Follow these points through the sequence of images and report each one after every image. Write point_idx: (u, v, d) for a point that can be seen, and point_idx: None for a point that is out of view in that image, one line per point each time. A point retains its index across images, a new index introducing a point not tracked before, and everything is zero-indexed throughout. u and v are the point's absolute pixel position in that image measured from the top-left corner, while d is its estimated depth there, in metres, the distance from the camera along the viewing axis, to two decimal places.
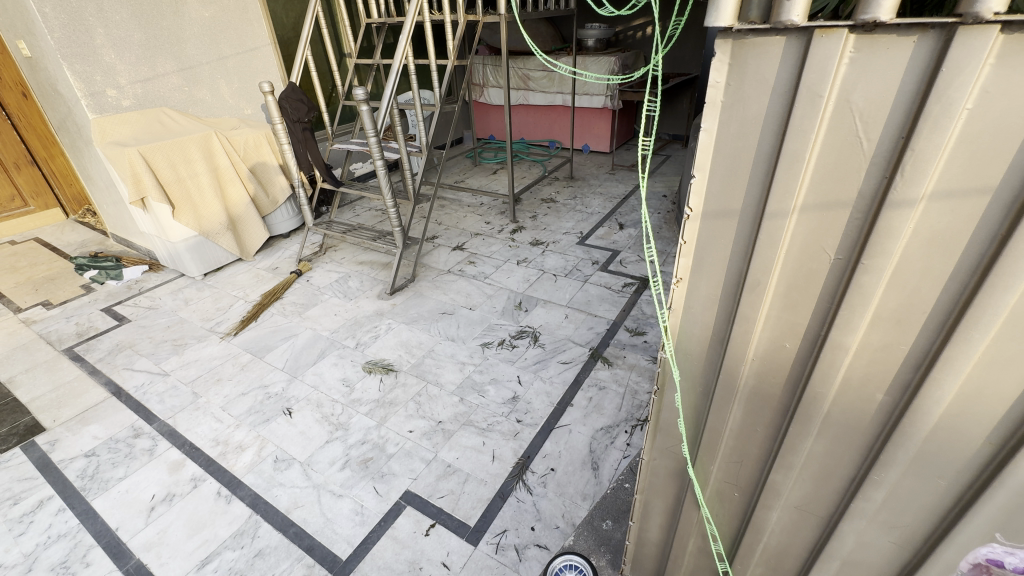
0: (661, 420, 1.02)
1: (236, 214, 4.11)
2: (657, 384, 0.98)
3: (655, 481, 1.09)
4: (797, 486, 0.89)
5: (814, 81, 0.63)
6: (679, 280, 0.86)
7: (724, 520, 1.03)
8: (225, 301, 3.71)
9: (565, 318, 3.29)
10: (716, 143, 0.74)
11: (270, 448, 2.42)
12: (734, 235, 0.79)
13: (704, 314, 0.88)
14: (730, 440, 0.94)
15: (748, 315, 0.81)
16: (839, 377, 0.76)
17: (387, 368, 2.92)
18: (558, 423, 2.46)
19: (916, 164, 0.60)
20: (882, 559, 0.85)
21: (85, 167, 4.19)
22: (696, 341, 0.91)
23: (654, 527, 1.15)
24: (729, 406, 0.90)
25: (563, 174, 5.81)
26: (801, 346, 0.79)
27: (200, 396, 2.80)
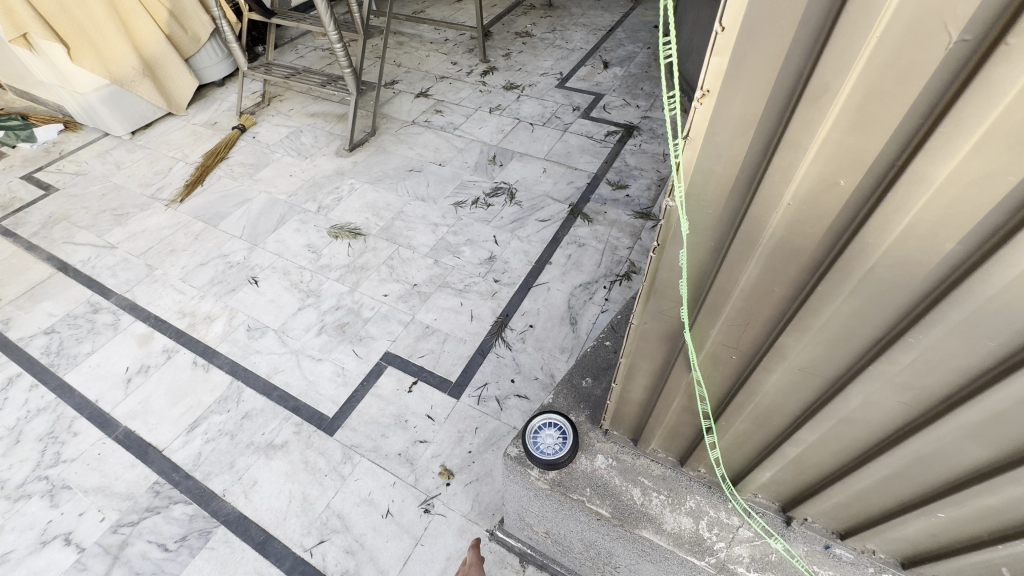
0: (656, 282, 0.77)
1: (151, 57, 3.45)
2: (658, 239, 0.71)
3: (643, 345, 0.88)
4: (807, 351, 0.68)
5: None
6: (706, 93, 0.55)
7: (718, 385, 0.83)
8: (163, 164, 3.30)
9: (544, 173, 3.05)
10: None
11: (241, 317, 2.35)
12: (801, 17, 0.47)
13: (733, 144, 0.58)
14: (738, 305, 0.71)
15: (796, 143, 0.53)
16: (903, 221, 0.52)
17: (354, 233, 2.73)
18: (536, 281, 2.42)
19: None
20: (862, 435, 0.71)
21: None
22: (714, 185, 0.63)
23: (638, 389, 0.96)
24: (743, 261, 0.66)
25: (540, 0, 4.96)
26: (861, 184, 0.53)
27: (156, 268, 2.62)
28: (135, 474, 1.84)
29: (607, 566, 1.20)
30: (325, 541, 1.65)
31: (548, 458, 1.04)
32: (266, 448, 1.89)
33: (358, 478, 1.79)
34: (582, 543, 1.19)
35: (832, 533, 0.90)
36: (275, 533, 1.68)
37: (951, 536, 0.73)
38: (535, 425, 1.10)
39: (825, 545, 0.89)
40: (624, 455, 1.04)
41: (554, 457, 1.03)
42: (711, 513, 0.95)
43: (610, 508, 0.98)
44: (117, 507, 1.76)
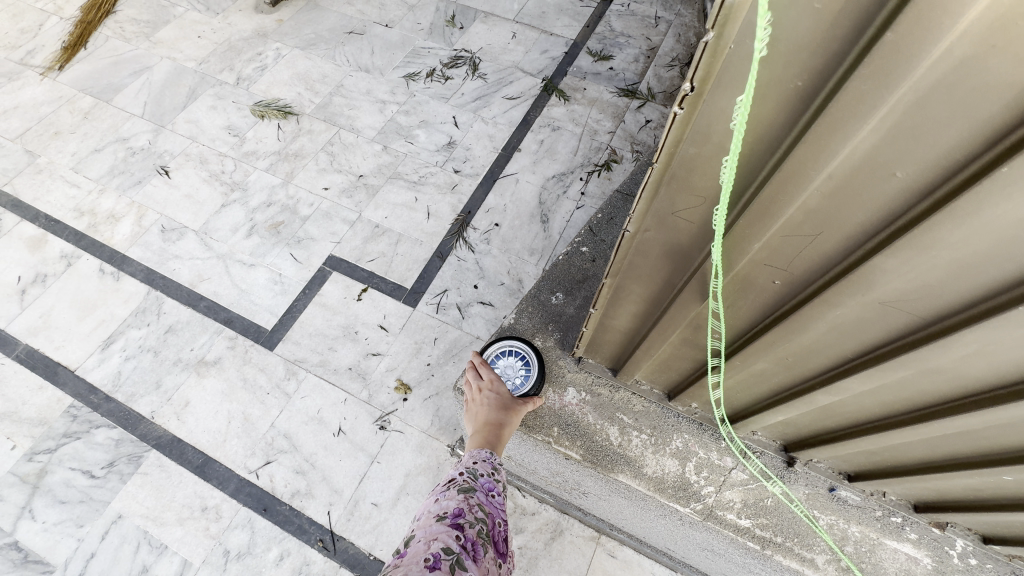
0: (675, 163, 0.53)
1: None
2: (694, 82, 0.44)
3: (639, 261, 0.69)
4: (908, 274, 0.51)
5: None
6: None
7: (744, 310, 0.68)
8: (30, 19, 2.60)
9: (513, 38, 2.53)
10: None
11: (152, 216, 1.98)
12: None
13: None
14: (810, 198, 0.50)
15: None
16: None
17: (284, 112, 2.27)
18: (503, 172, 2.09)
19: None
20: (946, 387, 0.60)
21: None
22: None
23: (623, 315, 0.84)
24: (846, 136, 0.43)
25: None
26: None
27: (40, 156, 2.14)
28: (45, 398, 1.62)
29: (574, 491, 1.12)
30: (271, 462, 1.52)
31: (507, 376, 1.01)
32: (196, 365, 1.67)
33: (304, 396, 1.62)
34: (548, 470, 1.09)
35: (838, 475, 0.92)
36: (215, 455, 1.54)
37: (996, 492, 0.70)
38: (493, 352, 1.05)
39: (829, 488, 0.91)
40: (600, 387, 1.01)
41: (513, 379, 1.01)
42: (700, 455, 0.95)
43: (580, 445, 0.96)
44: (30, 434, 1.56)
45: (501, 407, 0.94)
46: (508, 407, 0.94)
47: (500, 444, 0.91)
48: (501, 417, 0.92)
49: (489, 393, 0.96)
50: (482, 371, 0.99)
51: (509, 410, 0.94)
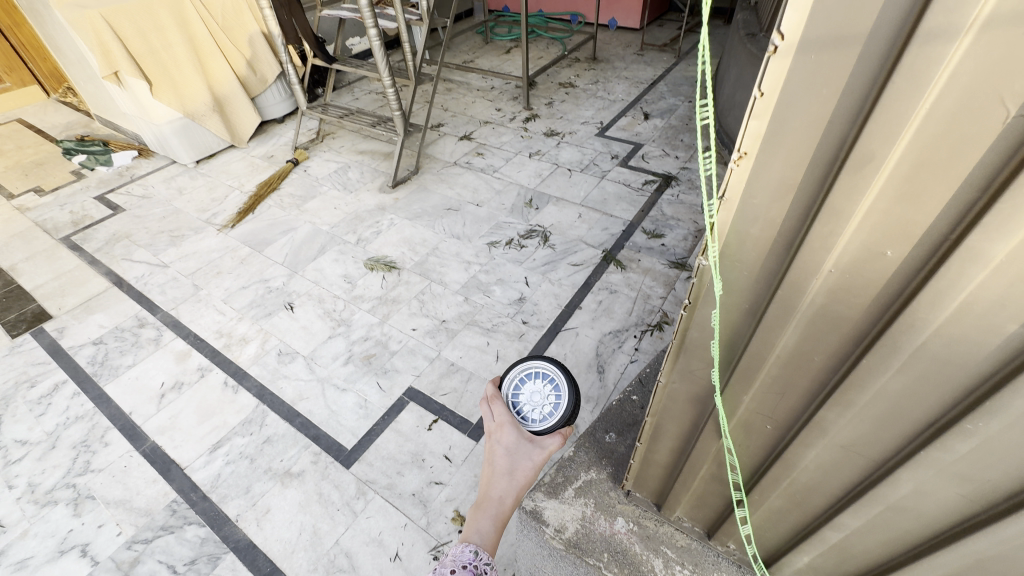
0: (685, 339, 0.77)
1: (223, 95, 3.77)
2: (689, 297, 0.70)
3: (671, 404, 0.89)
4: (850, 426, 0.63)
5: None
6: (744, 154, 0.54)
7: (749, 452, 0.81)
8: (220, 191, 3.53)
9: (579, 217, 3.07)
10: None
11: (274, 342, 2.41)
12: (848, 83, 0.45)
13: (769, 207, 0.57)
14: (773, 370, 0.68)
15: (837, 204, 0.50)
16: (959, 295, 0.46)
17: (389, 266, 2.80)
18: (565, 325, 2.39)
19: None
20: (922, 531, 0.65)
21: (50, 36, 3.75)
22: (752, 245, 0.61)
23: (663, 449, 0.99)
24: (780, 328, 0.63)
25: (585, 54, 5.19)
26: (911, 253, 0.48)
27: (202, 288, 2.75)
28: (155, 491, 1.87)
29: None
30: None
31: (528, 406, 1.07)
32: (283, 475, 1.89)
33: (369, 516, 1.75)
34: None
35: None
36: (281, 566, 1.65)
37: None
38: (524, 390, 1.11)
39: None
40: (647, 519, 1.11)
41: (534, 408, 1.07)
42: None
43: (627, 573, 1.03)
44: (134, 523, 1.77)
45: (505, 475, 0.92)
46: (513, 472, 0.93)
47: (495, 525, 0.89)
48: (504, 486, 0.91)
49: (496, 450, 0.95)
50: (491, 420, 0.99)
51: (513, 478, 0.92)
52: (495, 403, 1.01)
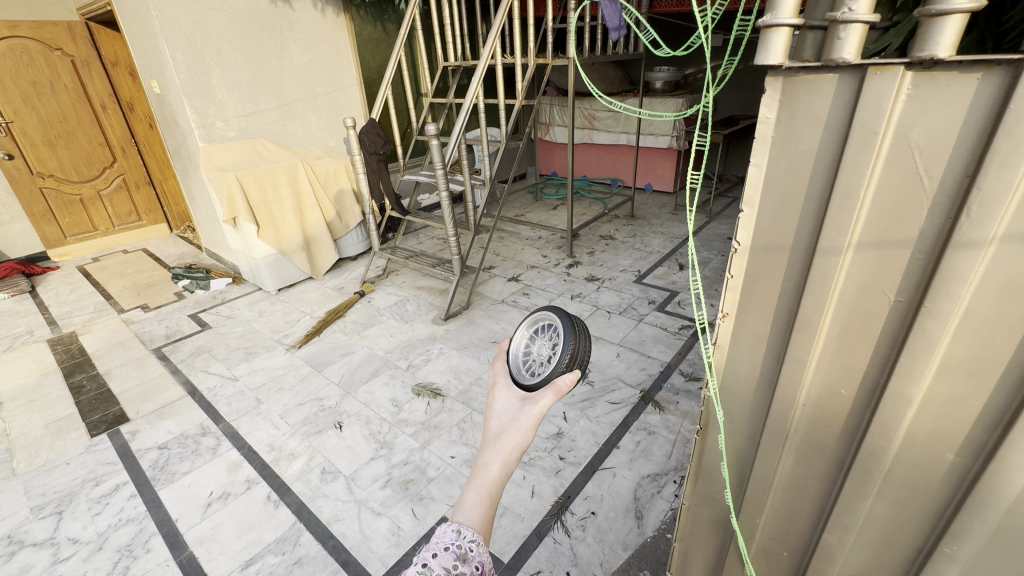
0: (704, 460, 1.10)
1: (312, 236, 4.46)
2: (702, 424, 1.06)
3: (696, 521, 1.19)
4: (865, 532, 0.90)
5: (869, 119, 0.67)
6: (725, 316, 0.94)
7: (770, 556, 1.08)
8: (294, 316, 3.99)
9: (617, 356, 3.21)
10: (765, 177, 0.80)
11: (319, 459, 2.52)
12: (785, 269, 0.84)
13: (751, 355, 0.95)
14: (779, 485, 1.00)
15: (799, 359, 0.86)
16: (902, 434, 0.79)
17: (434, 392, 2.97)
18: (602, 464, 2.38)
19: (990, 197, 0.62)
20: None
21: (191, 188, 4.72)
22: (743, 384, 0.98)
23: (697, 559, 1.23)
24: (778, 452, 0.96)
25: (624, 212, 5.83)
26: (855, 395, 0.84)
27: (263, 402, 2.98)
28: None
29: None
30: None
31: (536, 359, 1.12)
32: None
33: None
34: None
35: None
36: None
37: None
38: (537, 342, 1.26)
39: None
40: None
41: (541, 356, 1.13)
42: None
43: None
44: None
45: (493, 440, 0.91)
46: (501, 435, 0.91)
47: (480, 501, 0.86)
48: (491, 450, 0.89)
49: (492, 417, 0.97)
50: (492, 391, 1.03)
51: (501, 443, 0.90)
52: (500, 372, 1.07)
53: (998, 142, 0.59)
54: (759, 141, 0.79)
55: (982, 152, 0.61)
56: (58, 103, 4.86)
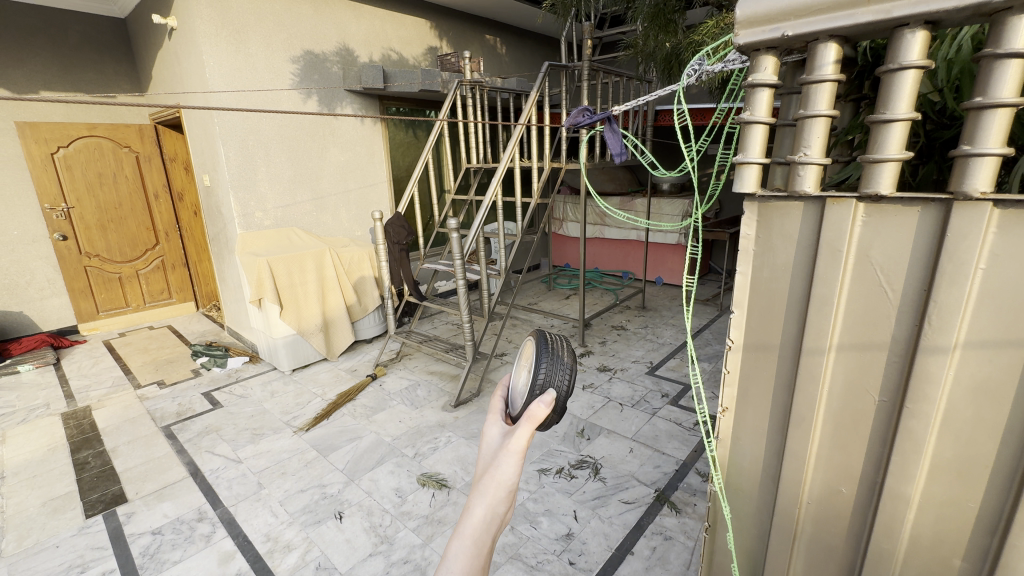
0: (715, 555, 1.37)
1: (331, 318, 4.61)
2: (713, 521, 1.35)
3: None
4: None
5: (834, 239, 1.02)
6: (725, 409, 1.27)
7: None
8: (306, 397, 4.00)
9: (629, 452, 3.08)
10: (753, 280, 1.16)
11: (315, 553, 2.39)
12: (776, 363, 1.17)
13: (750, 450, 1.26)
14: None
15: (801, 457, 1.15)
16: (909, 534, 1.04)
17: (440, 483, 2.86)
18: (614, 573, 2.20)
19: (942, 311, 0.93)
20: None
21: (223, 270, 5.00)
22: (746, 481, 1.28)
23: None
24: (788, 549, 1.22)
25: (636, 303, 5.93)
26: (853, 492, 1.11)
27: (263, 487, 2.89)
28: None
29: None
30: None
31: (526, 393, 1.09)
32: None
33: None
34: None
35: None
36: None
37: None
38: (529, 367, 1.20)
39: None
40: None
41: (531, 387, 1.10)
42: None
43: None
44: None
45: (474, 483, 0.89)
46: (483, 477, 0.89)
47: (465, 548, 0.82)
48: (474, 493, 0.87)
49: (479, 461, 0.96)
50: (481, 435, 1.02)
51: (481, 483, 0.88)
52: (491, 413, 1.06)
53: (938, 271, 0.92)
54: (746, 251, 1.16)
55: (929, 285, 0.94)
56: (117, 191, 5.37)
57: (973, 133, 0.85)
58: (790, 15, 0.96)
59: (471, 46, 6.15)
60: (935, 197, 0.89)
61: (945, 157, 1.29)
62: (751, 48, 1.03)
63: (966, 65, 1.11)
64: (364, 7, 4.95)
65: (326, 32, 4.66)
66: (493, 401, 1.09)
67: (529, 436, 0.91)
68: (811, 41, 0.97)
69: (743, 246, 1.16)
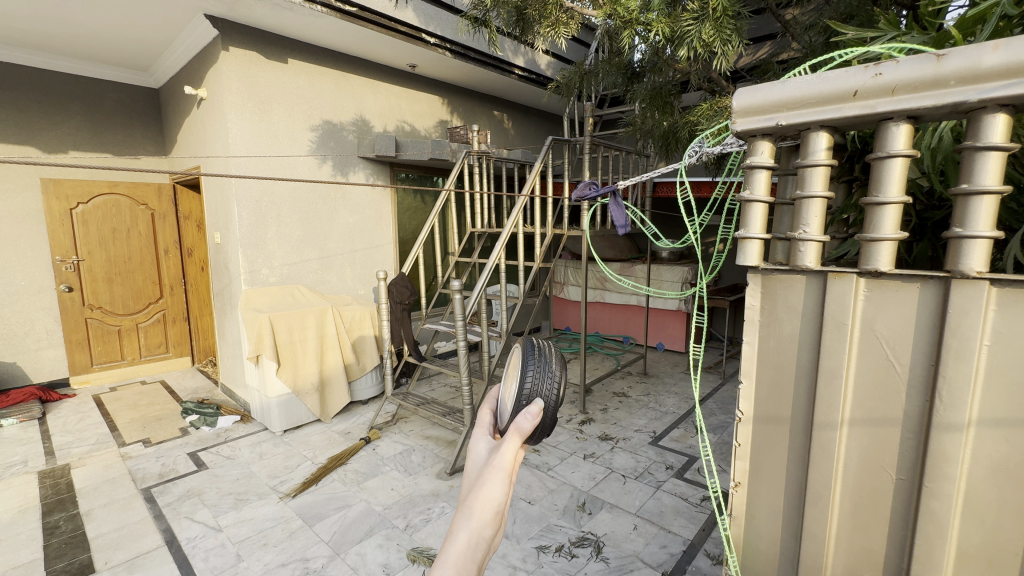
0: None
1: (328, 377, 4.54)
2: None
3: None
4: None
5: (837, 313, 1.03)
6: (737, 484, 1.22)
7: None
8: (295, 460, 3.84)
9: (633, 530, 2.91)
10: (759, 351, 1.16)
11: None
12: (788, 437, 1.14)
13: (766, 530, 1.20)
14: None
15: (820, 539, 1.09)
16: None
17: (431, 559, 2.68)
18: None
19: (952, 388, 0.92)
20: None
21: (224, 326, 5.00)
22: (763, 565, 1.20)
23: None
24: None
25: (637, 369, 5.85)
26: None
27: (242, 560, 2.70)
28: None
29: None
30: None
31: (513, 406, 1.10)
32: None
33: None
34: None
35: None
36: None
37: None
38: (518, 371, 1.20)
39: None
40: None
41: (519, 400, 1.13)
42: None
43: None
44: None
45: (462, 503, 0.92)
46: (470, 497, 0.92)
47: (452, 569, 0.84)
48: (461, 514, 0.90)
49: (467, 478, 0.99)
50: (469, 451, 1.05)
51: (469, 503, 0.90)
52: (479, 429, 1.10)
53: (943, 347, 0.92)
54: (751, 322, 1.16)
55: (936, 360, 0.94)
56: (129, 245, 5.49)
57: (963, 216, 0.89)
58: (783, 106, 1.03)
59: (479, 120, 6.55)
60: (933, 274, 0.92)
61: (937, 237, 1.35)
62: (748, 134, 1.10)
63: (949, 154, 1.18)
64: (381, 84, 5.34)
65: (344, 105, 4.99)
66: (481, 416, 1.13)
67: (514, 452, 0.94)
68: (804, 129, 1.04)
69: (748, 317, 1.17)
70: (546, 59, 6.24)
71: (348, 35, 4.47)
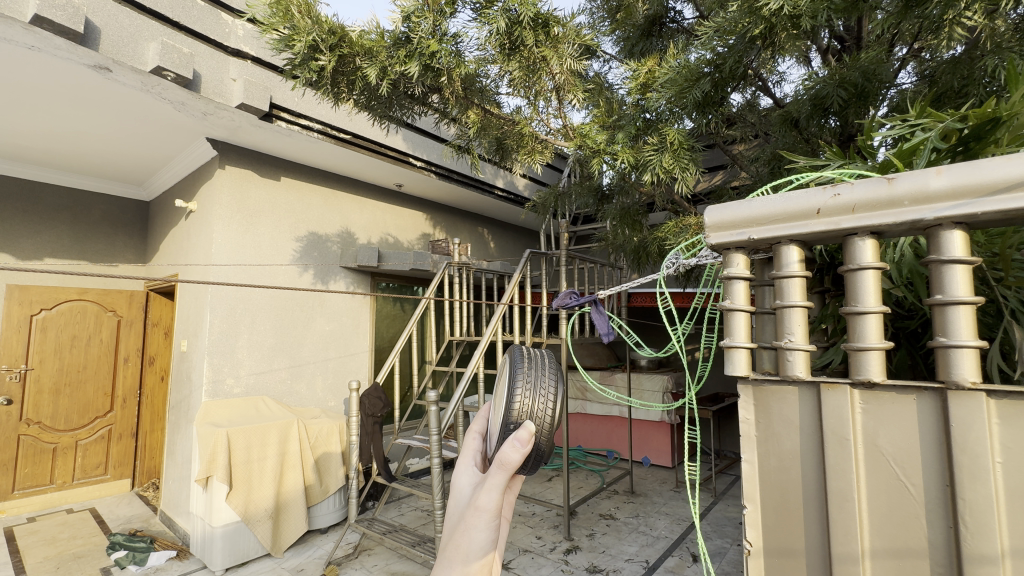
0: None
1: (284, 502, 4.09)
2: None
3: None
4: None
5: (837, 427, 1.00)
6: None
7: None
8: None
9: None
10: (762, 469, 1.10)
11: None
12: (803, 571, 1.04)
13: None
14: None
15: None
16: None
17: None
18: None
19: (974, 512, 0.87)
20: None
21: (175, 443, 4.59)
22: None
23: None
24: None
25: (623, 487, 5.49)
26: None
27: None
28: None
29: None
30: None
31: (502, 431, 1.16)
32: None
33: None
34: None
35: None
36: None
37: None
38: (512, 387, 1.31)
39: None
40: None
41: (507, 425, 1.17)
42: None
43: None
44: None
45: (450, 543, 0.95)
46: (458, 536, 0.95)
47: None
48: (447, 557, 0.92)
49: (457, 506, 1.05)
50: (454, 481, 1.12)
51: (456, 544, 0.94)
52: (465, 458, 1.16)
53: (955, 465, 0.89)
54: (748, 437, 1.12)
55: (950, 479, 0.90)
56: (86, 352, 5.21)
57: (943, 326, 0.91)
58: (753, 222, 1.11)
59: (460, 233, 6.89)
60: (928, 385, 0.92)
61: (915, 348, 1.40)
62: (723, 246, 1.16)
63: (912, 268, 1.26)
64: (369, 201, 5.66)
65: (331, 218, 5.22)
66: (470, 443, 1.19)
67: (499, 489, 0.94)
68: (775, 243, 1.10)
69: (744, 431, 1.13)
70: (523, 181, 6.79)
71: (342, 158, 4.84)
